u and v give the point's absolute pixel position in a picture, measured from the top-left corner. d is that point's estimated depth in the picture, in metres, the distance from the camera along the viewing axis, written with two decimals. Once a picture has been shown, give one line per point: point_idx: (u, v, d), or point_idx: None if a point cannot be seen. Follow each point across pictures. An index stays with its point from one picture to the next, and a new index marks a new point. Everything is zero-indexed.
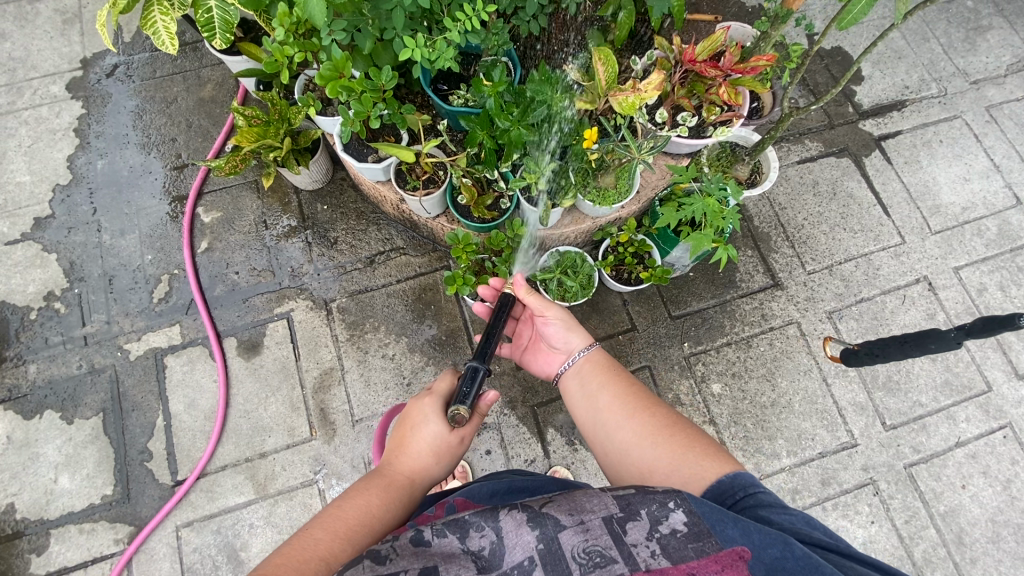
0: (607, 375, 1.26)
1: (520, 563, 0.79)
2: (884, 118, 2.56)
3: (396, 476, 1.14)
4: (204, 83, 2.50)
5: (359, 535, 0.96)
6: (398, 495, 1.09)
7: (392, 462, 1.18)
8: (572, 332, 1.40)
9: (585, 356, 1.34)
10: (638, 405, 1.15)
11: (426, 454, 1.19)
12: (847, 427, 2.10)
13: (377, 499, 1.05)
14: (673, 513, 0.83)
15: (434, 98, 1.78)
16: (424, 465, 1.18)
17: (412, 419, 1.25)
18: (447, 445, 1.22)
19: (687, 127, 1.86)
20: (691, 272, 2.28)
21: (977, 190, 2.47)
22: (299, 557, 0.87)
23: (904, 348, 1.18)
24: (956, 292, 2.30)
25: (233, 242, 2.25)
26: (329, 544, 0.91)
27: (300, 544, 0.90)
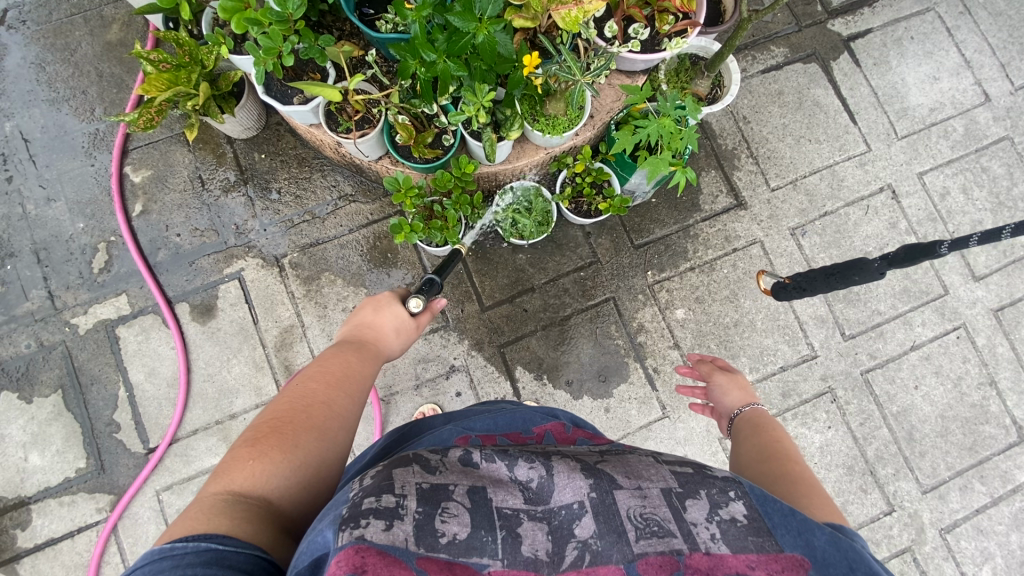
0: (755, 429, 1.33)
1: (570, 504, 0.88)
2: (854, 15, 2.40)
3: (371, 344, 1.30)
4: (108, 23, 2.23)
5: (346, 385, 1.14)
6: (373, 358, 1.27)
7: (363, 334, 1.33)
8: (730, 393, 1.51)
9: (747, 415, 1.41)
10: (771, 454, 1.21)
11: (394, 329, 1.36)
12: (808, 340, 2.15)
13: (357, 360, 1.22)
14: (734, 503, 0.90)
15: (358, 26, 1.59)
16: (394, 339, 1.36)
17: (376, 303, 1.39)
18: (408, 325, 1.40)
19: (640, 41, 1.74)
20: (654, 198, 2.20)
21: (946, 89, 2.38)
22: (301, 409, 1.05)
23: (830, 282, 1.13)
24: (919, 199, 2.28)
25: (169, 202, 2.11)
26: (324, 395, 1.09)
27: (298, 399, 1.07)
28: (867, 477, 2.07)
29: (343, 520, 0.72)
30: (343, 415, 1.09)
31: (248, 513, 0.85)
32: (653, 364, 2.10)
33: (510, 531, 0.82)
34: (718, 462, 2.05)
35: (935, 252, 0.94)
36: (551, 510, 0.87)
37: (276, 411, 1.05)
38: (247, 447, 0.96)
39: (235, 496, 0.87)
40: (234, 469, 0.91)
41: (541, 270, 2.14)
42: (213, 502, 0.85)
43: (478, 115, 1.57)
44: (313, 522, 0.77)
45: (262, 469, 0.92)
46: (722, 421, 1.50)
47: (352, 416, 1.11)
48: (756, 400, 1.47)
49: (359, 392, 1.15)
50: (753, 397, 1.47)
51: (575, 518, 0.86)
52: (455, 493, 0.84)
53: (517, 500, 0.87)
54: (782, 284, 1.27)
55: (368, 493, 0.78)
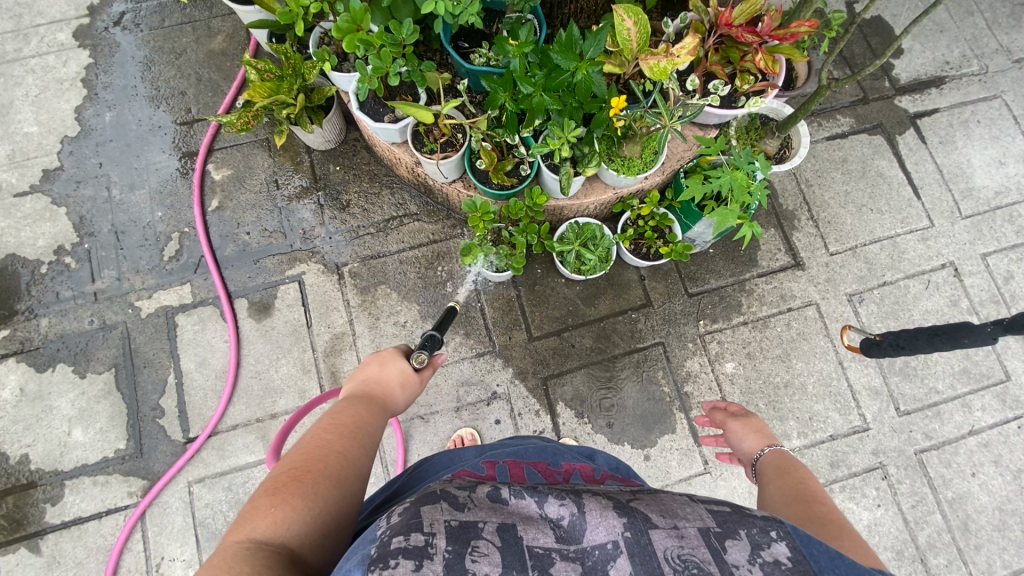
0: (781, 470, 1.23)
1: (604, 544, 0.83)
2: (922, 94, 2.45)
3: (380, 398, 1.29)
4: (213, 34, 2.41)
5: (361, 435, 1.12)
6: (383, 410, 1.26)
7: (372, 387, 1.32)
8: (747, 435, 1.40)
9: (768, 457, 1.30)
10: (800, 498, 1.10)
11: (402, 383, 1.36)
12: (860, 411, 2.09)
13: (369, 411, 1.20)
14: (775, 544, 0.83)
15: (454, 56, 1.69)
16: (401, 394, 1.35)
17: (382, 357, 1.39)
18: (413, 379, 1.39)
19: (719, 96, 1.79)
20: (712, 248, 2.21)
21: (1012, 174, 2.38)
22: (319, 457, 1.02)
23: (934, 340, 1.19)
24: (981, 279, 2.25)
25: (243, 201, 2.20)
26: (340, 444, 1.07)
27: (316, 448, 1.05)
28: (917, 565, 1.95)
29: (371, 559, 0.72)
30: (358, 466, 1.06)
31: (268, 564, 0.81)
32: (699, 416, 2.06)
33: (543, 569, 0.77)
34: None
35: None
36: (584, 549, 0.82)
37: (294, 458, 1.02)
38: (266, 495, 0.92)
39: (257, 545, 0.84)
40: (256, 517, 0.88)
41: (591, 307, 2.15)
42: (235, 551, 0.82)
43: (561, 149, 1.62)
44: (342, 560, 0.76)
45: (283, 520, 0.89)
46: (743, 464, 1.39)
47: (365, 467, 1.08)
48: (774, 440, 1.36)
49: (372, 444, 1.13)
50: (771, 438, 1.36)
51: (610, 558, 0.81)
52: (484, 531, 0.81)
53: (548, 540, 0.83)
54: (873, 341, 1.29)
55: (397, 532, 0.77)
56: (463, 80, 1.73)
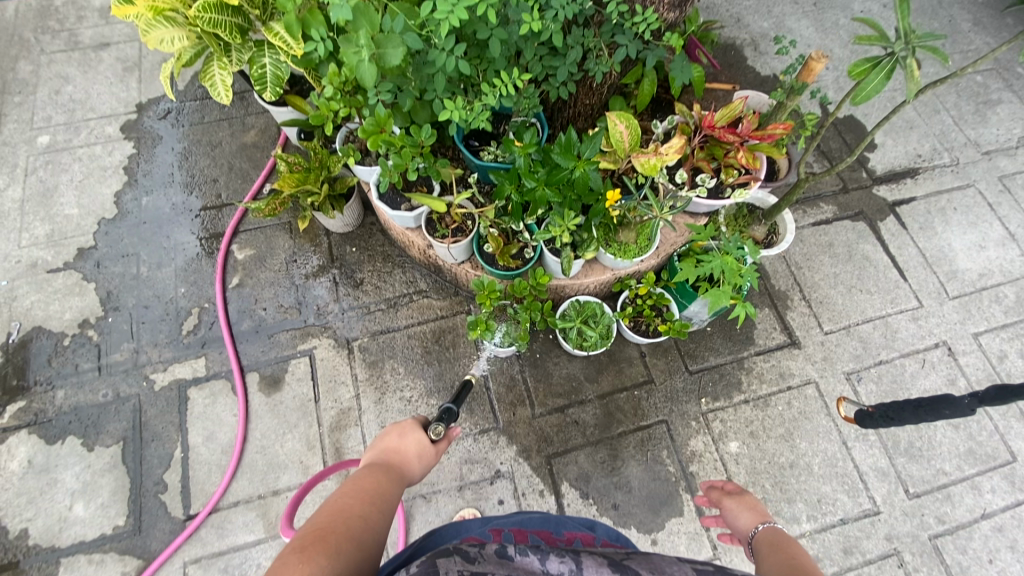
0: (779, 546, 1.20)
1: None
2: (898, 184, 2.64)
3: (397, 467, 1.33)
4: (247, 129, 2.67)
5: (380, 501, 1.15)
6: (400, 479, 1.29)
7: (390, 458, 1.37)
8: (742, 513, 1.40)
9: (761, 534, 1.29)
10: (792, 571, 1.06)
11: (417, 454, 1.41)
12: (869, 493, 2.05)
13: (387, 479, 1.24)
14: None
15: (466, 153, 1.89)
16: (416, 464, 1.39)
17: (400, 428, 1.45)
18: (428, 452, 1.44)
19: (707, 188, 1.95)
20: (709, 326, 2.29)
21: (993, 257, 2.50)
22: (343, 519, 1.03)
23: (918, 412, 1.30)
24: (976, 358, 2.30)
25: (263, 278, 2.33)
26: (361, 508, 1.09)
27: (339, 510, 1.06)
28: None
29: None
30: (377, 530, 1.07)
31: None
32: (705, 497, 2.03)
33: None
34: None
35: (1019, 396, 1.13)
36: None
37: (319, 519, 1.02)
38: (295, 549, 0.91)
39: None
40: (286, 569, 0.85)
41: (593, 383, 2.19)
42: None
43: (562, 236, 1.76)
44: None
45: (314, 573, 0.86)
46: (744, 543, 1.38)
47: (384, 532, 1.09)
48: (768, 517, 1.35)
49: (389, 510, 1.15)
50: (764, 514, 1.36)
51: None
52: None
53: None
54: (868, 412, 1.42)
55: None
56: (473, 174, 1.91)
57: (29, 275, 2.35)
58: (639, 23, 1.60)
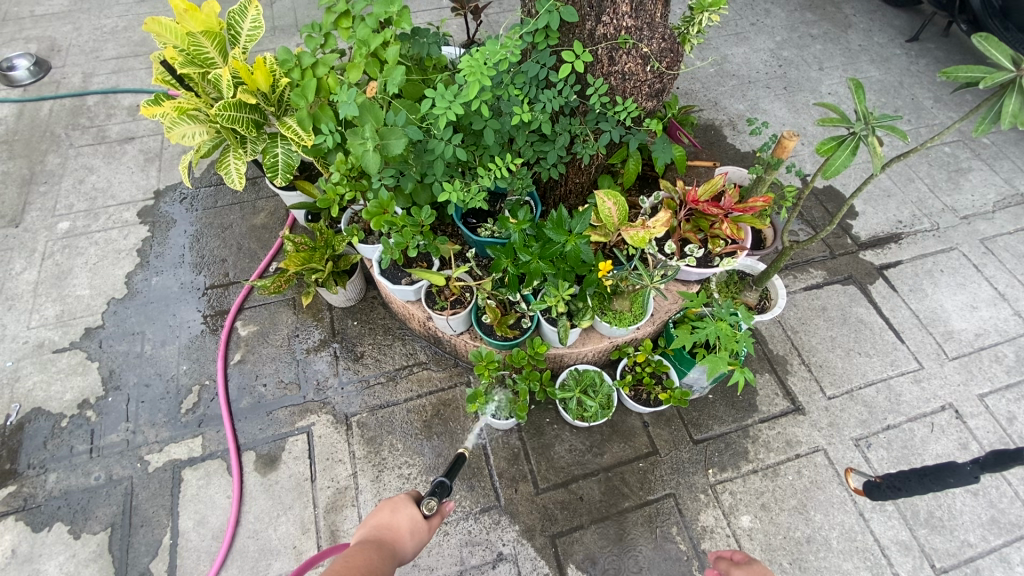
0: None
1: None
2: (883, 248, 2.73)
3: (388, 546, 1.29)
4: (258, 212, 2.81)
5: None
6: (390, 558, 1.25)
7: (381, 535, 1.34)
8: None
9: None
10: None
11: (410, 530, 1.37)
12: (894, 569, 1.94)
13: (375, 560, 1.20)
14: None
15: (464, 230, 1.99)
16: (409, 541, 1.35)
17: (393, 503, 1.42)
18: (422, 527, 1.40)
19: (695, 258, 2.03)
20: (710, 394, 2.28)
21: (986, 317, 2.53)
22: None
23: (924, 482, 1.27)
24: (985, 421, 2.26)
25: (265, 354, 2.36)
26: None
27: None
28: None
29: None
30: None
31: None
32: None
33: None
34: None
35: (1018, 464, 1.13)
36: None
37: None
38: None
39: None
40: None
41: (597, 456, 2.14)
42: None
43: (557, 306, 1.81)
44: None
45: None
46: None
47: None
48: None
49: None
50: None
51: None
52: None
53: None
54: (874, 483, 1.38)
55: None
56: (471, 249, 2.00)
57: (34, 355, 2.38)
58: (620, 111, 1.76)
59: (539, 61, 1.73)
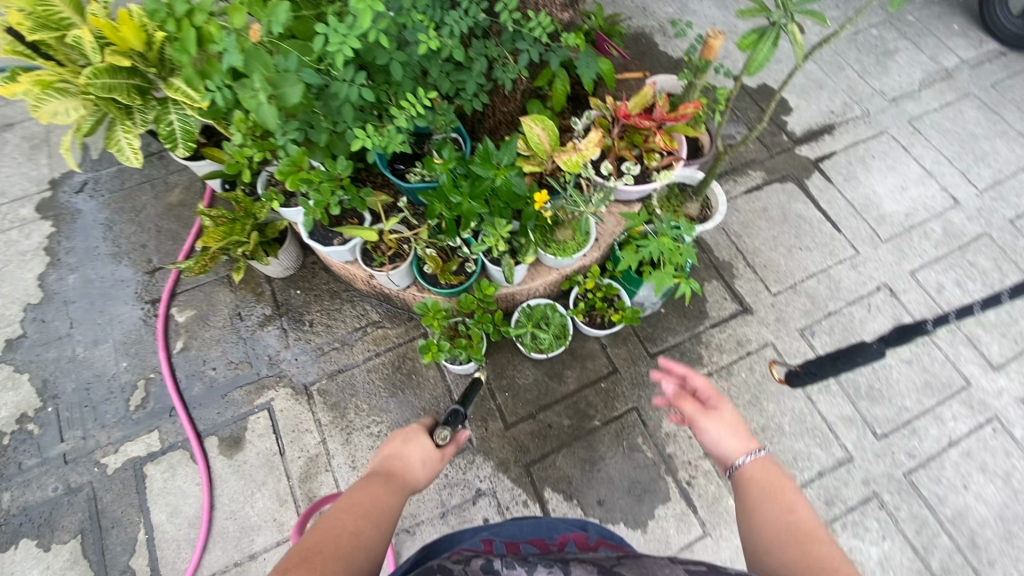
0: (782, 490, 1.12)
1: None
2: (818, 141, 2.75)
3: (399, 475, 1.28)
4: (171, 188, 2.59)
5: (375, 516, 1.10)
6: (401, 489, 1.23)
7: (390, 463, 1.32)
8: (727, 437, 1.26)
9: (749, 469, 1.19)
10: (802, 537, 1.00)
11: (422, 460, 1.35)
12: (840, 441, 2.11)
13: (385, 492, 1.19)
14: None
15: (392, 179, 1.88)
16: (421, 470, 1.33)
17: (405, 433, 1.40)
18: (434, 457, 1.38)
19: (633, 175, 1.99)
20: (662, 308, 2.33)
21: (915, 196, 2.63)
22: (331, 540, 1.00)
23: None
24: (916, 294, 2.39)
25: (208, 337, 2.25)
26: (352, 525, 1.05)
27: (330, 529, 1.02)
28: None
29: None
30: (371, 546, 1.03)
31: None
32: (687, 476, 2.05)
33: None
34: None
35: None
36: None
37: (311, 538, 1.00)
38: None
39: None
40: None
41: (561, 384, 2.19)
42: None
43: (498, 245, 1.76)
44: None
45: None
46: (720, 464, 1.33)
47: (379, 552, 1.05)
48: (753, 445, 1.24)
49: (386, 527, 1.10)
50: (750, 440, 1.25)
51: None
52: None
53: None
54: None
55: None
56: (403, 197, 1.90)
57: None
58: (535, 27, 1.64)
59: None
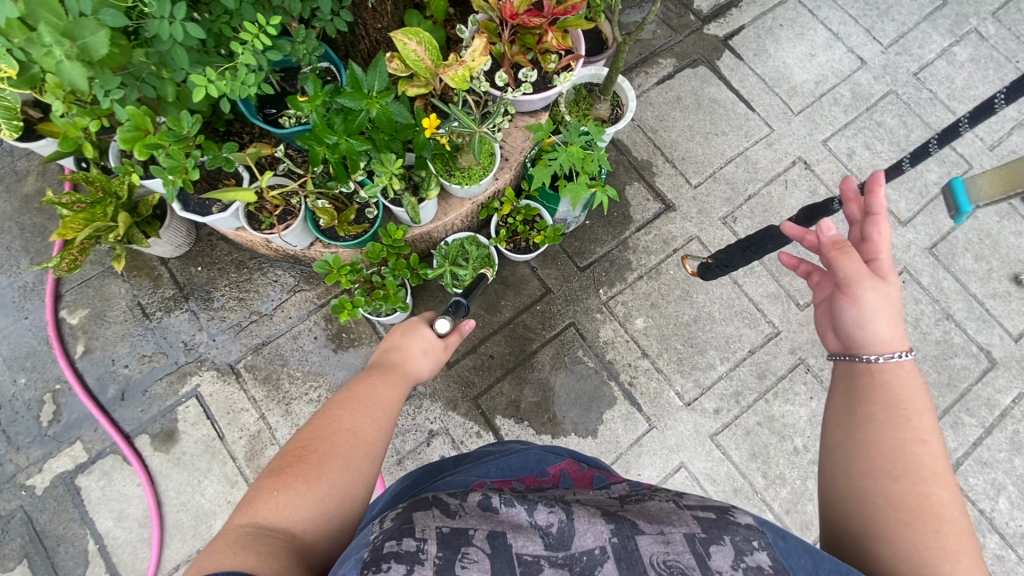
0: (902, 408, 1.03)
1: (591, 550, 0.80)
2: (725, 16, 2.61)
3: (401, 366, 1.29)
4: (22, 176, 2.25)
5: (376, 409, 1.11)
6: (403, 380, 1.25)
7: (393, 356, 1.33)
8: (882, 318, 1.12)
9: (885, 369, 1.09)
10: (916, 472, 0.94)
11: (423, 351, 1.36)
12: (767, 318, 2.20)
13: (389, 383, 1.20)
14: (759, 550, 0.80)
15: (263, 127, 1.66)
16: (422, 361, 1.35)
17: (405, 328, 1.42)
18: (434, 348, 1.39)
19: (531, 82, 1.83)
20: (587, 220, 2.28)
21: (824, 62, 2.58)
22: (331, 435, 1.01)
23: (747, 253, 1.47)
24: (829, 163, 2.42)
25: (111, 335, 2.07)
26: (350, 419, 1.06)
27: (328, 425, 1.04)
28: None
29: (364, 563, 0.72)
30: (371, 441, 1.05)
31: (272, 547, 0.82)
32: (629, 378, 2.11)
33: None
34: (715, 461, 2.04)
35: (825, 215, 1.45)
36: (572, 556, 0.79)
37: (310, 434, 1.02)
38: (272, 475, 0.93)
39: (259, 528, 0.85)
40: (260, 500, 0.89)
41: (497, 314, 2.16)
42: (239, 535, 0.83)
43: (393, 183, 1.61)
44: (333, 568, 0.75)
45: (287, 500, 0.89)
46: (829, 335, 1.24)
47: (381, 444, 1.07)
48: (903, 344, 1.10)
49: (387, 420, 1.11)
50: (900, 335, 1.11)
51: (597, 564, 0.78)
52: (474, 538, 0.79)
53: (536, 547, 0.80)
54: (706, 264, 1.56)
55: (388, 535, 0.76)
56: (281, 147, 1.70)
57: None
58: None
59: None
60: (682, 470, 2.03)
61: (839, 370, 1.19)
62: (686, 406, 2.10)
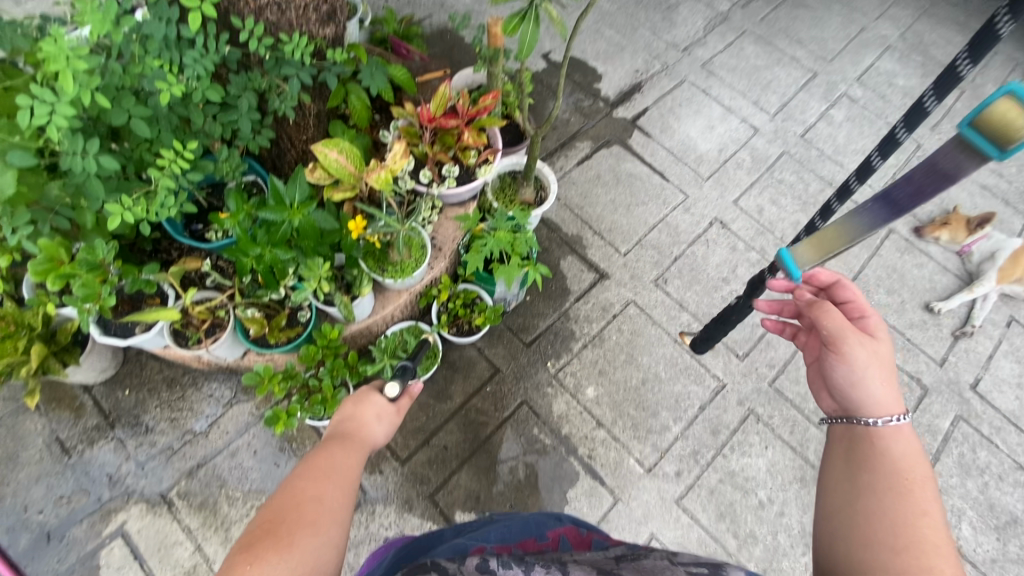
0: (910, 477, 1.04)
1: None
2: (631, 101, 2.90)
3: (357, 435, 1.24)
4: None
5: (340, 476, 1.05)
6: (361, 448, 1.20)
7: (346, 427, 1.28)
8: (877, 379, 1.20)
9: (884, 435, 1.13)
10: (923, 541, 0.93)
11: (377, 416, 1.32)
12: (712, 373, 2.26)
13: (350, 452, 1.15)
14: None
15: (188, 244, 1.67)
16: (378, 427, 1.31)
17: (356, 397, 1.37)
18: (388, 412, 1.36)
19: (454, 177, 1.96)
20: (527, 297, 2.34)
21: (723, 133, 2.87)
22: (298, 506, 0.94)
23: (717, 327, 1.94)
24: (743, 221, 2.62)
25: (24, 478, 1.89)
26: (314, 488, 0.99)
27: (293, 497, 0.96)
28: None
29: None
30: (338, 508, 0.98)
31: None
32: (587, 451, 2.08)
33: None
34: (684, 528, 1.99)
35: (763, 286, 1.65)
36: None
37: (273, 509, 0.93)
38: (241, 551, 0.84)
39: None
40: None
41: (447, 401, 2.12)
42: None
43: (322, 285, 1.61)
44: None
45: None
46: (829, 397, 1.33)
47: (348, 512, 1.00)
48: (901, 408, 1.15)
49: (351, 487, 1.05)
50: (895, 399, 1.16)
51: None
52: None
53: None
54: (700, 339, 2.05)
55: None
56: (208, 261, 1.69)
57: None
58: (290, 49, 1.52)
59: (160, 17, 1.40)
60: (652, 543, 1.97)
61: (838, 433, 1.23)
62: (647, 472, 2.07)
